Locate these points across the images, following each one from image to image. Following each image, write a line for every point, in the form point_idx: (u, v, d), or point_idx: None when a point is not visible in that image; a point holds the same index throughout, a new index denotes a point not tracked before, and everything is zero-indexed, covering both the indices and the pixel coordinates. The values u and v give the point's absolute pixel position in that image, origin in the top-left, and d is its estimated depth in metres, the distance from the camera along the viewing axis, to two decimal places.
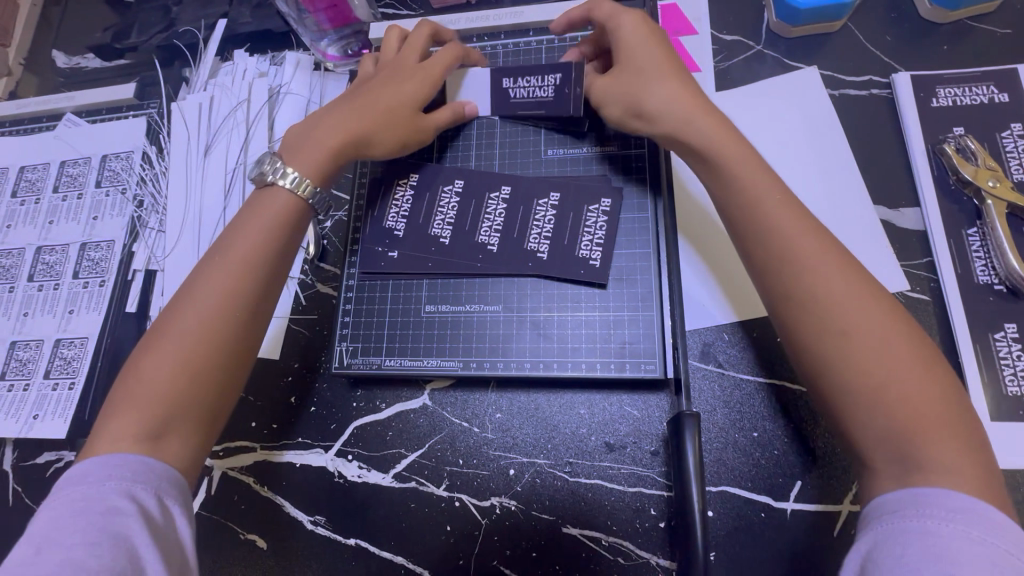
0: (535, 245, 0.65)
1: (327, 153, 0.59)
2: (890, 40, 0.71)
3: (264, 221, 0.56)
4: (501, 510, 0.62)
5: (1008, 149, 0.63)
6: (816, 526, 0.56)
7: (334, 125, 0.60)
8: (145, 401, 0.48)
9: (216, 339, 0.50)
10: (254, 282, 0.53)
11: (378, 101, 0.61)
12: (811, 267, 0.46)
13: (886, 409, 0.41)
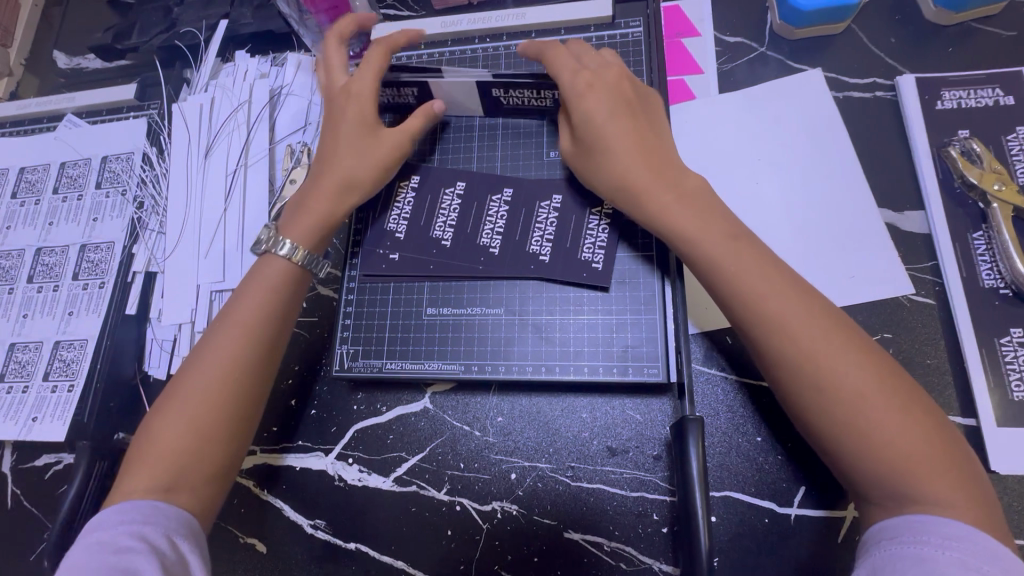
0: (537, 248, 0.64)
1: (317, 220, 0.60)
2: (894, 42, 0.70)
3: (268, 273, 0.58)
4: (503, 514, 0.62)
5: (1014, 152, 0.63)
6: (819, 531, 0.56)
7: (320, 185, 0.61)
8: (156, 457, 0.50)
9: (227, 387, 0.52)
10: (258, 333, 0.55)
11: (347, 145, 0.62)
12: (781, 314, 0.46)
13: (876, 452, 0.42)
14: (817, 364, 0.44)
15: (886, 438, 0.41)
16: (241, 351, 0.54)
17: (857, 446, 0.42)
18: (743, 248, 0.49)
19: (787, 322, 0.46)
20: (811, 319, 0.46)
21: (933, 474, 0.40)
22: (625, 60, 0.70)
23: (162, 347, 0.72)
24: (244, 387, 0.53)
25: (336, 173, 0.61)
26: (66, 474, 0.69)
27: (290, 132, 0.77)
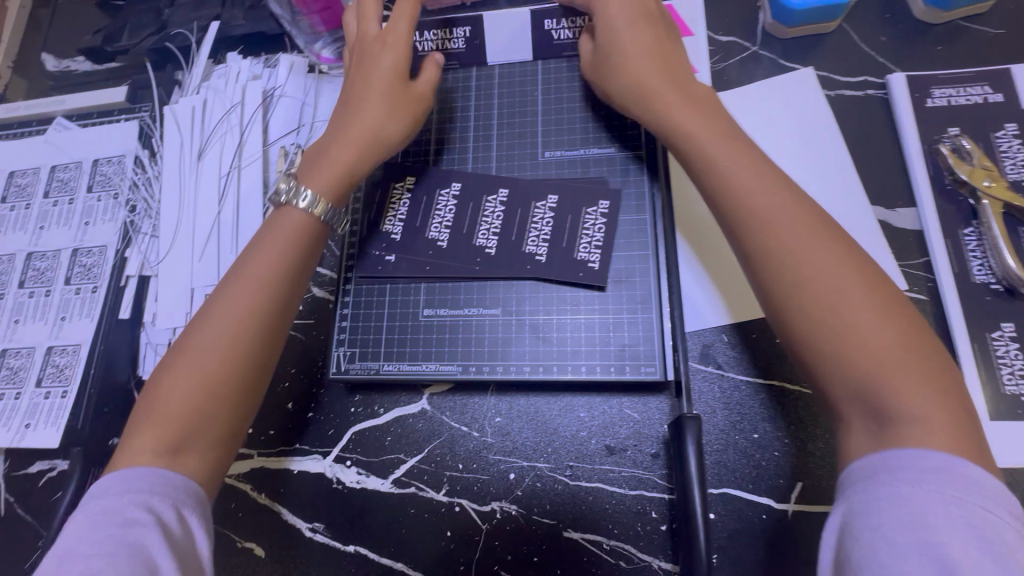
0: (534, 247, 0.64)
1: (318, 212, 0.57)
2: (884, 41, 0.71)
3: (285, 228, 0.56)
4: (502, 514, 0.62)
5: (1003, 149, 0.64)
6: (816, 526, 0.56)
7: (324, 173, 0.59)
8: (154, 415, 0.48)
9: (236, 347, 0.51)
10: (270, 289, 0.54)
11: (361, 105, 0.62)
12: (786, 235, 0.46)
13: (867, 378, 0.41)
14: (823, 294, 0.43)
15: (888, 368, 0.40)
16: (248, 305, 0.53)
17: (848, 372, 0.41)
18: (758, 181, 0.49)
19: (797, 240, 0.46)
20: (819, 240, 0.45)
21: (919, 401, 0.40)
22: None
23: (155, 352, 0.71)
24: (253, 343, 0.52)
25: (341, 162, 0.60)
26: (60, 481, 0.69)
27: (283, 133, 0.77)
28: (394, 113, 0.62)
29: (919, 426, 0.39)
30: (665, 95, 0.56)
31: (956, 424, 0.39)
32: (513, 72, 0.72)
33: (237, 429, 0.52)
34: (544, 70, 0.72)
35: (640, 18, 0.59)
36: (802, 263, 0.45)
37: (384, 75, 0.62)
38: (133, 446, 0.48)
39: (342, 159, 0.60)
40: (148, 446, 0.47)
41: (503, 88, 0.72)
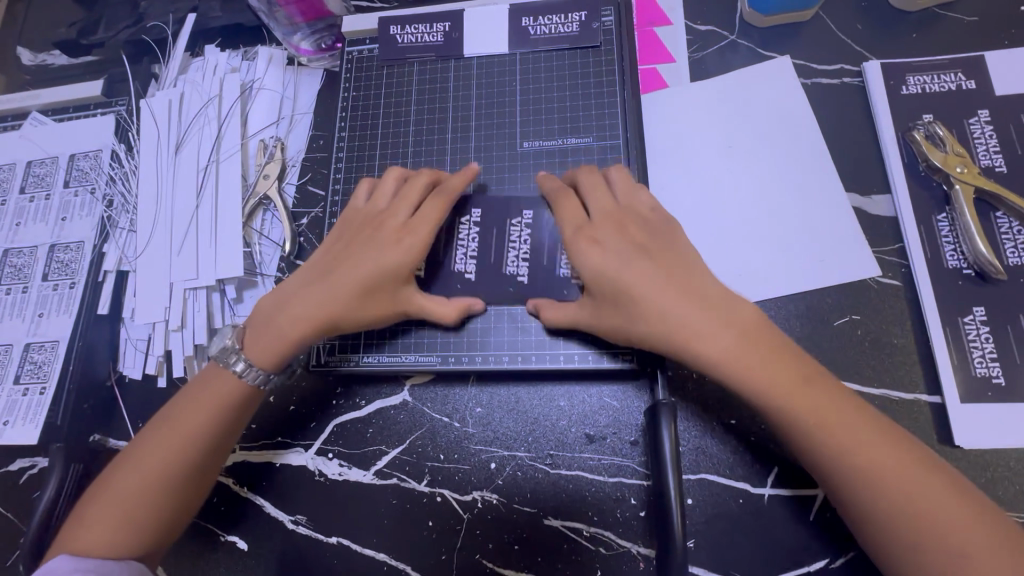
0: (513, 269, 0.63)
1: (293, 340, 0.58)
2: (861, 28, 0.71)
3: (207, 396, 0.57)
4: (483, 503, 0.62)
5: (975, 135, 0.64)
6: (792, 509, 0.57)
7: (293, 307, 0.58)
8: (108, 517, 0.53)
9: (149, 493, 0.54)
10: (193, 457, 0.55)
11: (357, 281, 0.57)
12: (775, 382, 0.48)
13: (887, 494, 0.45)
14: (838, 450, 0.47)
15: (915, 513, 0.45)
16: (221, 396, 0.57)
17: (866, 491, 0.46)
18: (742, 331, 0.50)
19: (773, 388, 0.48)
20: (794, 389, 0.48)
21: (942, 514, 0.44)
22: (597, 51, 0.70)
23: (136, 347, 0.71)
24: (168, 497, 0.55)
25: (324, 291, 0.57)
26: (40, 477, 0.68)
27: (262, 127, 0.77)
28: (381, 299, 0.58)
29: (961, 539, 0.43)
30: (622, 289, 0.53)
31: (981, 517, 0.44)
32: (492, 64, 0.72)
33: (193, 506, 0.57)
34: (523, 61, 0.72)
35: (615, 236, 0.56)
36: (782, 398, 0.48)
37: (384, 234, 0.59)
38: (87, 537, 0.53)
39: (329, 290, 0.57)
40: (113, 530, 0.53)
41: (482, 80, 0.72)
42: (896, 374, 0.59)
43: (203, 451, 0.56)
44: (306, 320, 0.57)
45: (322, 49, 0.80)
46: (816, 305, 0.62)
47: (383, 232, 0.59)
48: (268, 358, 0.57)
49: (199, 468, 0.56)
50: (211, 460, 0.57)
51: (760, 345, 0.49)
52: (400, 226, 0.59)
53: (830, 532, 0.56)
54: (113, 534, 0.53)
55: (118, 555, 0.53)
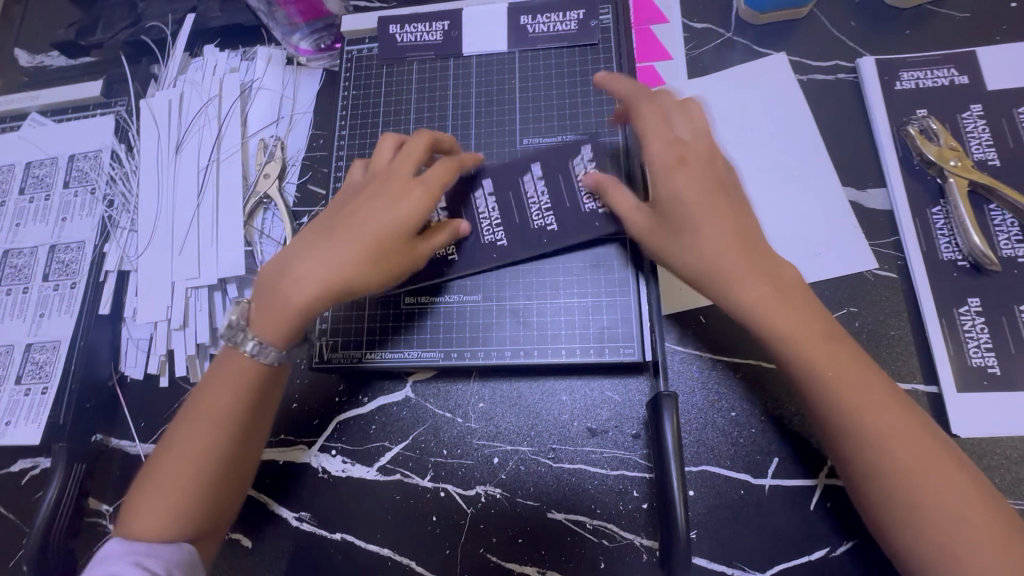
0: (540, 221, 0.63)
1: (303, 311, 0.52)
2: (855, 26, 0.72)
3: (234, 376, 0.54)
4: (487, 498, 0.63)
5: (968, 130, 0.65)
6: (792, 500, 0.58)
7: (303, 276, 0.53)
8: (151, 508, 0.51)
9: (185, 484, 0.52)
10: (225, 437, 0.53)
11: (370, 244, 0.53)
12: (825, 364, 0.47)
13: (904, 488, 0.45)
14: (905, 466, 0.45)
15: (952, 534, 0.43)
16: (244, 377, 0.54)
17: (888, 482, 0.45)
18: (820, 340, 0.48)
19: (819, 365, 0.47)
20: (846, 367, 0.47)
21: (971, 527, 0.43)
22: (596, 49, 0.71)
23: (137, 346, 0.72)
24: (206, 485, 0.52)
25: (336, 256, 0.53)
26: (43, 478, 0.69)
27: (263, 126, 0.77)
28: (401, 260, 0.55)
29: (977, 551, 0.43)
30: (679, 211, 0.51)
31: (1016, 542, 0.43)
32: (490, 62, 0.73)
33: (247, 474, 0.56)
34: (522, 59, 0.73)
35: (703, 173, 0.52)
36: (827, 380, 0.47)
37: (399, 199, 0.55)
38: (143, 521, 0.51)
39: (342, 255, 0.53)
40: (170, 512, 0.51)
41: (481, 78, 0.73)
42: (892, 365, 0.60)
43: (240, 420, 0.54)
44: (316, 285, 0.52)
45: (322, 48, 0.80)
46: (813, 298, 0.63)
47: (400, 197, 0.55)
48: (280, 334, 0.53)
49: (243, 434, 0.54)
50: (258, 430, 0.56)
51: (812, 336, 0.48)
52: (412, 188, 0.55)
53: (830, 522, 0.57)
54: (173, 515, 0.51)
55: (177, 538, 0.51)
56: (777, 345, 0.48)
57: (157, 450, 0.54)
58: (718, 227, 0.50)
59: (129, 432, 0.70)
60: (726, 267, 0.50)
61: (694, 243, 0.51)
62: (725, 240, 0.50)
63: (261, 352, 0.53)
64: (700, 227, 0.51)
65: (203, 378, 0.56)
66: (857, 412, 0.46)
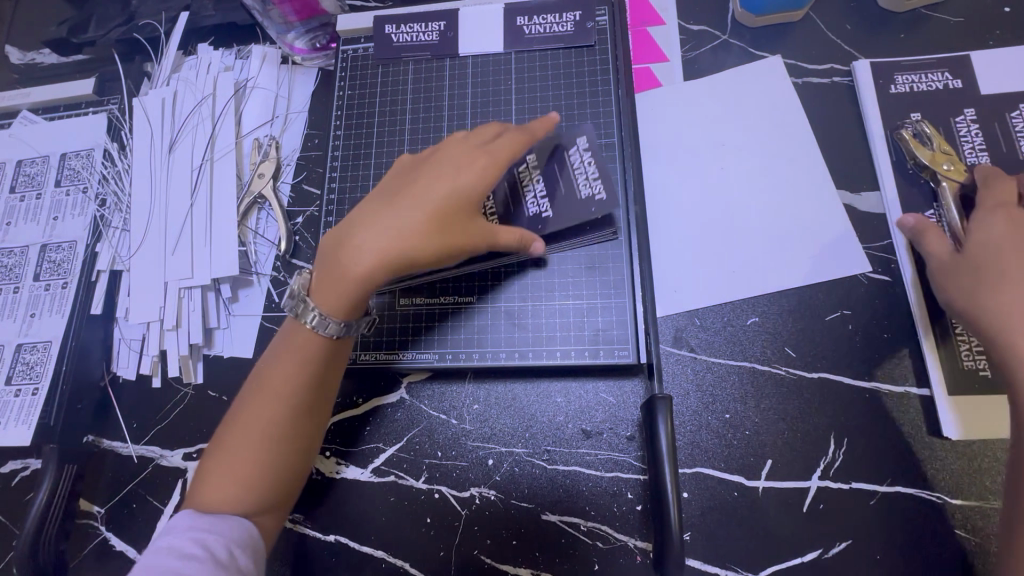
0: (537, 208, 0.59)
1: (366, 279, 0.53)
2: (850, 29, 0.72)
3: (299, 347, 0.54)
4: (481, 500, 0.62)
5: (962, 134, 0.66)
6: (785, 502, 0.58)
7: (364, 250, 0.53)
8: (226, 478, 0.52)
9: (259, 453, 0.53)
10: (294, 407, 0.54)
11: (436, 217, 0.53)
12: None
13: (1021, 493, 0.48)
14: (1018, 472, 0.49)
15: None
16: (310, 348, 0.54)
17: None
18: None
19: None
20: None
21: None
22: (592, 50, 0.71)
23: (130, 347, 0.71)
24: (279, 453, 0.53)
25: (400, 224, 0.53)
26: (33, 479, 0.68)
27: (257, 125, 0.77)
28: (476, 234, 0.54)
29: None
30: (989, 253, 0.55)
31: None
32: (486, 63, 0.73)
33: (313, 451, 0.57)
34: (518, 60, 0.72)
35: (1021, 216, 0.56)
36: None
37: (460, 177, 0.55)
38: (212, 489, 0.52)
39: (405, 225, 0.53)
40: (238, 483, 0.52)
41: (477, 78, 0.72)
42: (884, 368, 0.60)
43: (307, 395, 0.54)
44: (383, 254, 0.52)
45: (317, 48, 0.80)
46: (807, 301, 0.63)
47: (459, 174, 0.55)
48: (340, 300, 0.53)
49: (306, 408, 0.54)
50: (322, 407, 0.56)
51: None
52: (482, 165, 0.56)
53: (822, 523, 0.57)
54: (239, 486, 0.52)
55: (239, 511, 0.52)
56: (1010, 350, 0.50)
57: (223, 424, 0.55)
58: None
59: (121, 433, 0.70)
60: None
61: (1017, 275, 0.53)
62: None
63: (321, 323, 0.53)
64: (1012, 267, 0.53)
65: (266, 351, 0.56)
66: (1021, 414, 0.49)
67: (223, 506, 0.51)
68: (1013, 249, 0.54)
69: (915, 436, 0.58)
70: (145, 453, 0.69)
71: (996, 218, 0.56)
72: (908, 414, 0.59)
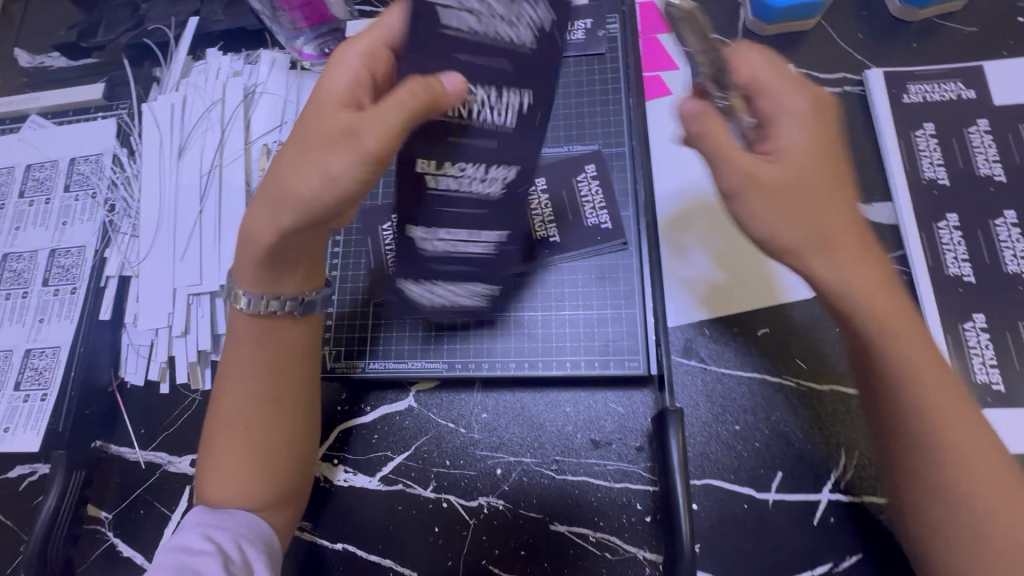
0: (545, 231, 0.66)
1: (261, 237, 0.48)
2: (862, 38, 0.72)
3: (242, 335, 0.54)
4: (489, 509, 0.62)
5: (975, 144, 0.65)
6: (796, 515, 0.58)
7: (255, 207, 0.49)
8: (224, 475, 0.53)
9: (239, 441, 0.53)
10: (257, 388, 0.54)
11: (304, 145, 0.45)
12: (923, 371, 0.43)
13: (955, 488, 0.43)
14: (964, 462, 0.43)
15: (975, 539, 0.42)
16: (252, 331, 0.54)
17: (959, 492, 0.43)
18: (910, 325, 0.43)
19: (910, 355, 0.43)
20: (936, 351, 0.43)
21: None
22: (603, 59, 0.71)
23: (137, 352, 0.71)
24: (256, 437, 0.53)
25: (276, 166, 0.47)
26: (42, 484, 0.68)
27: (265, 132, 0.76)
28: (344, 141, 0.44)
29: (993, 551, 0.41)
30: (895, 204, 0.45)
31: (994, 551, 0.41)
32: None
33: (310, 439, 0.58)
34: None
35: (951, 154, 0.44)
36: (928, 387, 0.43)
37: (325, 92, 0.46)
38: (215, 488, 0.53)
39: (280, 163, 0.47)
40: (238, 479, 0.52)
41: None
42: None
43: (274, 376, 0.54)
44: (267, 203, 0.47)
45: (326, 54, 0.80)
46: (818, 312, 0.63)
47: (322, 91, 0.46)
48: (251, 268, 0.51)
49: (278, 389, 0.54)
50: (290, 387, 0.55)
51: (914, 327, 0.44)
52: (351, 73, 0.46)
53: (833, 537, 0.57)
54: (240, 481, 0.52)
55: (251, 506, 0.53)
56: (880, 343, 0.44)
57: (210, 429, 0.55)
58: (846, 242, 0.43)
59: (128, 439, 0.70)
60: (856, 275, 0.42)
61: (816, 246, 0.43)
62: (863, 258, 0.43)
63: (248, 300, 0.53)
64: (792, 209, 0.43)
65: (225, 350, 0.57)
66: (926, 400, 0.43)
67: (233, 503, 0.52)
68: (808, 171, 0.44)
69: None
70: (152, 459, 0.69)
71: (810, 120, 0.45)
72: None
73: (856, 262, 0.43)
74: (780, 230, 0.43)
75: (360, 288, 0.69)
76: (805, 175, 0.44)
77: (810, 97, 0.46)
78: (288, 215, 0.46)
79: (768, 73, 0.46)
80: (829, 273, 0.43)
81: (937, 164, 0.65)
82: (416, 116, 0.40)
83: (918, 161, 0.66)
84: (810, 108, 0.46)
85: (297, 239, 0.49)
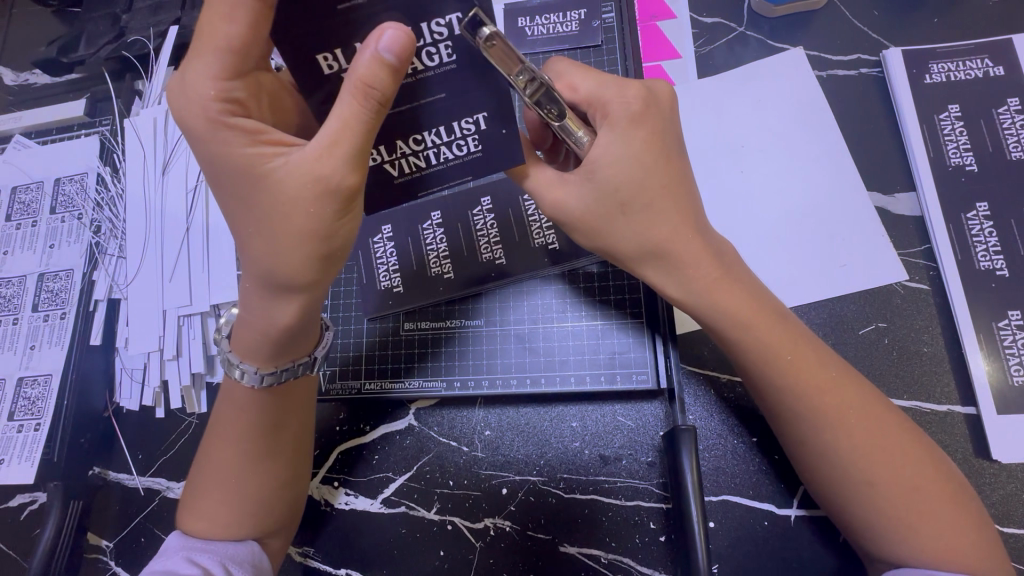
0: (543, 240, 0.64)
1: (282, 324, 0.46)
2: (878, 15, 0.67)
3: (237, 396, 0.51)
4: (495, 531, 0.59)
5: (1005, 126, 0.61)
6: (822, 532, 0.55)
7: (256, 301, 0.46)
8: (209, 521, 0.51)
9: (232, 493, 0.51)
10: (253, 446, 0.50)
11: (274, 222, 0.41)
12: (813, 390, 0.47)
13: (880, 497, 0.46)
14: (875, 477, 0.46)
15: (925, 534, 0.45)
16: (244, 400, 0.50)
17: (860, 496, 0.46)
18: (803, 353, 0.49)
19: (802, 381, 0.48)
20: (820, 379, 0.48)
21: (946, 521, 0.45)
22: (599, 50, 0.67)
23: (131, 378, 0.69)
24: (249, 492, 0.51)
25: (261, 256, 0.43)
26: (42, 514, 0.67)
27: None
28: (316, 193, 0.40)
29: (939, 540, 0.44)
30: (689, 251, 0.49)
31: (943, 539, 0.44)
32: None
33: (303, 467, 0.55)
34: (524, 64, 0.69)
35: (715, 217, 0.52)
36: (826, 404, 0.47)
37: (233, 162, 0.41)
38: (197, 534, 0.51)
39: (255, 254, 0.43)
40: (227, 512, 0.50)
41: None
42: (926, 385, 0.57)
43: (268, 414, 0.51)
44: (273, 294, 0.45)
45: None
46: (839, 314, 0.59)
47: (229, 163, 0.41)
48: (265, 356, 0.48)
49: (271, 428, 0.51)
50: (283, 442, 0.52)
51: (803, 350, 0.49)
52: (239, 127, 0.41)
53: None
54: (234, 514, 0.51)
55: (245, 535, 0.51)
56: (768, 370, 0.48)
57: (198, 461, 0.53)
58: (723, 287, 0.49)
59: (126, 465, 0.68)
60: (747, 313, 0.49)
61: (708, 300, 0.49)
62: (740, 294, 0.49)
63: (250, 377, 0.49)
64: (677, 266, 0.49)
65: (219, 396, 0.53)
66: (825, 433, 0.47)
67: (225, 533, 0.51)
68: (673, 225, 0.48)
69: (963, 457, 0.54)
70: (151, 486, 0.67)
71: (633, 129, 0.47)
72: (954, 434, 0.55)
73: (733, 302, 0.49)
74: (660, 285, 0.50)
75: (353, 303, 0.66)
76: (642, 189, 0.47)
77: (638, 98, 0.48)
78: (307, 291, 0.44)
79: (598, 88, 0.48)
80: (721, 318, 0.49)
81: (964, 148, 0.61)
82: (379, 104, 0.38)
83: (943, 146, 0.62)
84: (626, 114, 0.47)
85: (317, 307, 0.47)
